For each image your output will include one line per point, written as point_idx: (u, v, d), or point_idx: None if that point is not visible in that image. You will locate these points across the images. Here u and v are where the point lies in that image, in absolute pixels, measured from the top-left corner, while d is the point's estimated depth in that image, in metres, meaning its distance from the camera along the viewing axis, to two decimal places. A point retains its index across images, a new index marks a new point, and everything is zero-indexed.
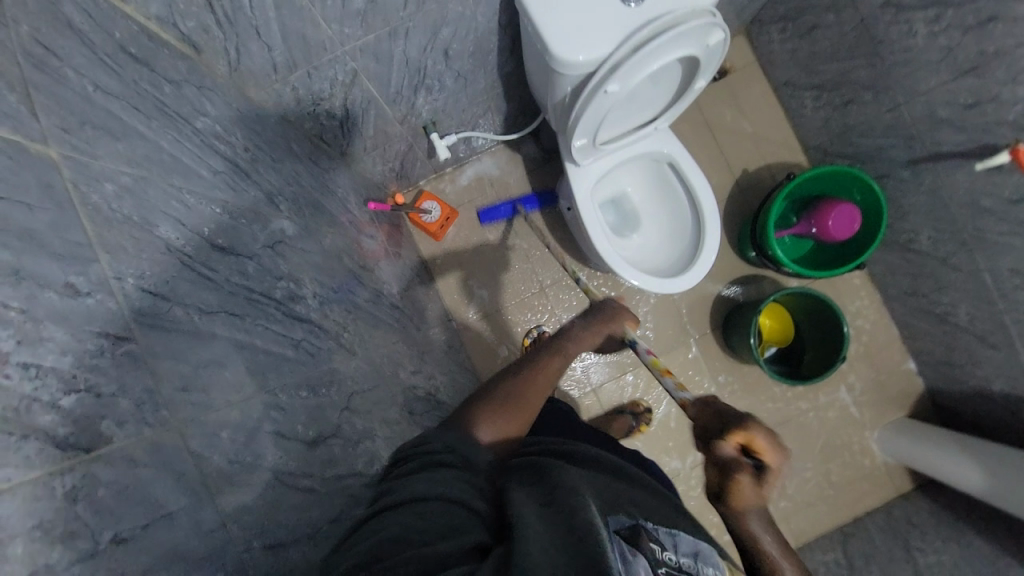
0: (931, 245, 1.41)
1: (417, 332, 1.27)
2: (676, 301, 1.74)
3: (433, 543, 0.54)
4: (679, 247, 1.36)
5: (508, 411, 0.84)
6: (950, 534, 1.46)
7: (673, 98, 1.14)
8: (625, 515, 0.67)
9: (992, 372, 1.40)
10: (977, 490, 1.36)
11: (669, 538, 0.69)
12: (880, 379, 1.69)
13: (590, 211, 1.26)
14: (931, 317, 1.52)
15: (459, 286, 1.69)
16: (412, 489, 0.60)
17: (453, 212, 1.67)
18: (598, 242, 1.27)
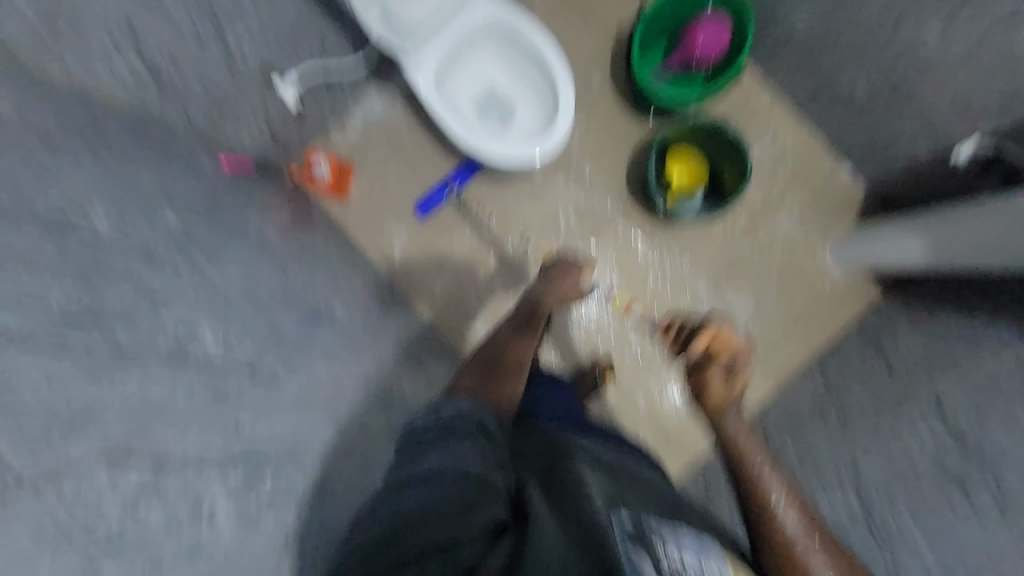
0: (809, 27, 1.32)
1: (319, 267, 1.29)
2: (591, 182, 1.70)
3: (448, 521, 0.65)
4: (548, 114, 1.33)
5: (495, 372, 1.01)
6: (920, 319, 1.38)
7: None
8: (631, 508, 0.73)
9: (912, 136, 1.30)
10: (922, 262, 1.29)
11: (671, 531, 0.71)
12: (819, 194, 1.61)
13: (442, 105, 1.24)
14: (842, 108, 1.43)
15: (378, 233, 1.71)
16: (429, 467, 0.70)
17: (347, 164, 1.69)
18: (462, 133, 1.25)
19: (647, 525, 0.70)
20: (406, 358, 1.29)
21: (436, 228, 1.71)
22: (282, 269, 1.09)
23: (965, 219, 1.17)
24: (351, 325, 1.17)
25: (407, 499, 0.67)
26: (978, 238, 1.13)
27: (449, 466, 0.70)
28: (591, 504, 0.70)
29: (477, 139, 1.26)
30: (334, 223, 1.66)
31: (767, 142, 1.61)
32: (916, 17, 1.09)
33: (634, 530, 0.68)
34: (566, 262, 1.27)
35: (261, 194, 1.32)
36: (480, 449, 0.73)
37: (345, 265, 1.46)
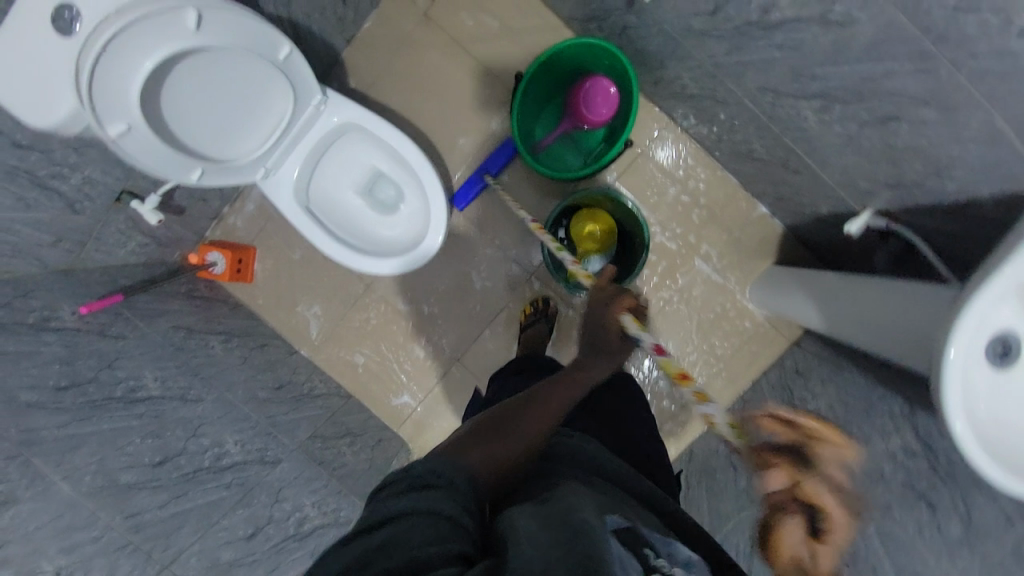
0: (697, 86, 1.19)
1: (214, 391, 1.25)
2: (510, 227, 1.63)
3: (419, 550, 0.52)
4: (428, 214, 1.24)
5: (495, 437, 0.74)
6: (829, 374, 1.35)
7: (283, 74, 1.02)
8: (624, 517, 0.67)
9: (811, 196, 1.21)
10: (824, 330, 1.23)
11: (663, 543, 0.66)
12: (734, 237, 1.52)
13: (304, 219, 1.20)
14: (744, 159, 1.33)
15: (290, 313, 1.65)
16: (395, 509, 0.56)
17: (246, 250, 1.61)
18: (328, 250, 1.21)
19: (639, 535, 0.65)
20: (311, 473, 1.31)
21: (348, 302, 1.66)
22: (158, 428, 1.07)
23: (859, 296, 1.10)
24: (240, 465, 1.17)
25: (371, 539, 0.54)
26: (869, 322, 1.05)
27: (413, 501, 0.56)
28: (585, 508, 0.62)
29: (345, 254, 1.21)
30: (243, 312, 1.61)
31: (678, 186, 1.51)
32: (788, 100, 0.97)
33: (626, 538, 0.62)
34: (601, 315, 0.97)
35: (148, 321, 1.27)
36: (450, 492, 0.59)
37: (254, 368, 1.44)
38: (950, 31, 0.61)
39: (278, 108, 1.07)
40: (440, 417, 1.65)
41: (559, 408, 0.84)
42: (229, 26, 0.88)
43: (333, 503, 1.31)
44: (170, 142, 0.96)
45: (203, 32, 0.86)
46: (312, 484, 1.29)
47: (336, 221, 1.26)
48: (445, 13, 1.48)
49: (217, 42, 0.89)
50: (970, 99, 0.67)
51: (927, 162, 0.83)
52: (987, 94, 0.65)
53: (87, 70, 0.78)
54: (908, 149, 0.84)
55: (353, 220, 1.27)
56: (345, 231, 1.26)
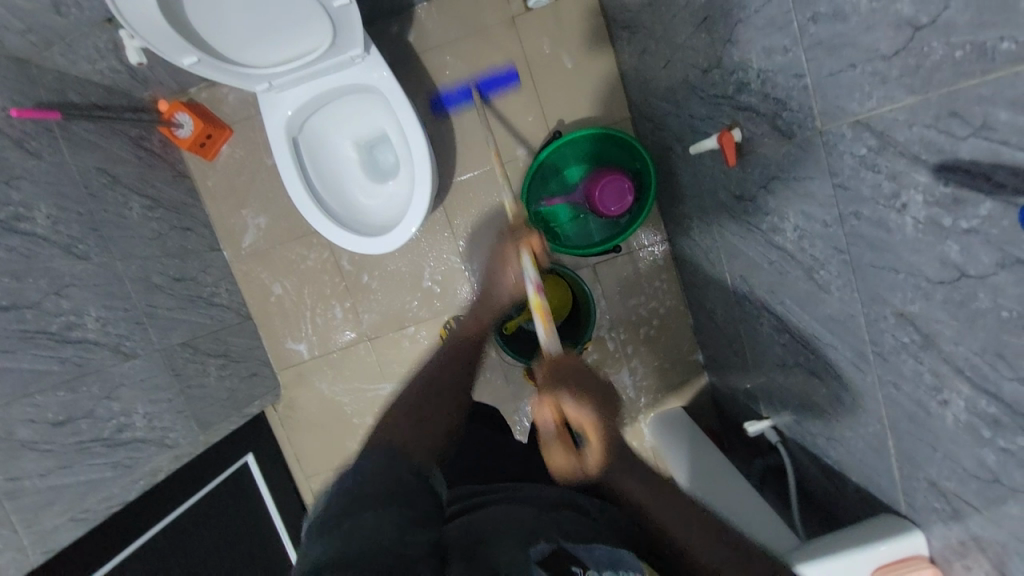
0: (700, 235, 1.20)
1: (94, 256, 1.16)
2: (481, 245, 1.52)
3: None
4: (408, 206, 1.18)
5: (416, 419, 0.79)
6: None
7: (327, 13, 0.95)
8: (550, 538, 0.65)
9: (738, 378, 1.26)
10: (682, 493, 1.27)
11: (588, 551, 0.64)
12: (664, 367, 1.55)
13: (283, 149, 1.11)
14: (704, 311, 1.37)
15: (232, 211, 1.53)
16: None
17: (220, 129, 1.48)
18: (293, 191, 1.12)
19: (566, 550, 0.63)
20: (160, 382, 1.24)
21: (292, 230, 1.53)
22: (22, 270, 1.01)
23: (732, 492, 1.12)
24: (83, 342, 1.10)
25: None
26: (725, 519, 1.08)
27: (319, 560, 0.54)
28: (500, 545, 0.61)
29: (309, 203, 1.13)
30: (184, 186, 1.48)
31: (643, 299, 1.52)
32: (759, 302, 1.00)
33: (553, 563, 0.60)
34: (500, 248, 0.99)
35: (75, 150, 1.18)
36: (358, 530, 0.57)
37: (157, 247, 1.32)
38: (889, 355, 0.66)
39: (310, 40, 1.01)
40: (323, 383, 1.57)
41: (461, 363, 0.91)
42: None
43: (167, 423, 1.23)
44: (173, 16, 0.89)
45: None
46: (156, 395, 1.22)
47: (316, 165, 1.18)
48: (529, 27, 1.44)
49: None
50: (879, 413, 0.72)
51: (826, 426, 0.89)
52: (894, 420, 0.69)
53: None
54: (819, 408, 0.90)
55: (336, 171, 1.22)
56: (320, 179, 1.18)
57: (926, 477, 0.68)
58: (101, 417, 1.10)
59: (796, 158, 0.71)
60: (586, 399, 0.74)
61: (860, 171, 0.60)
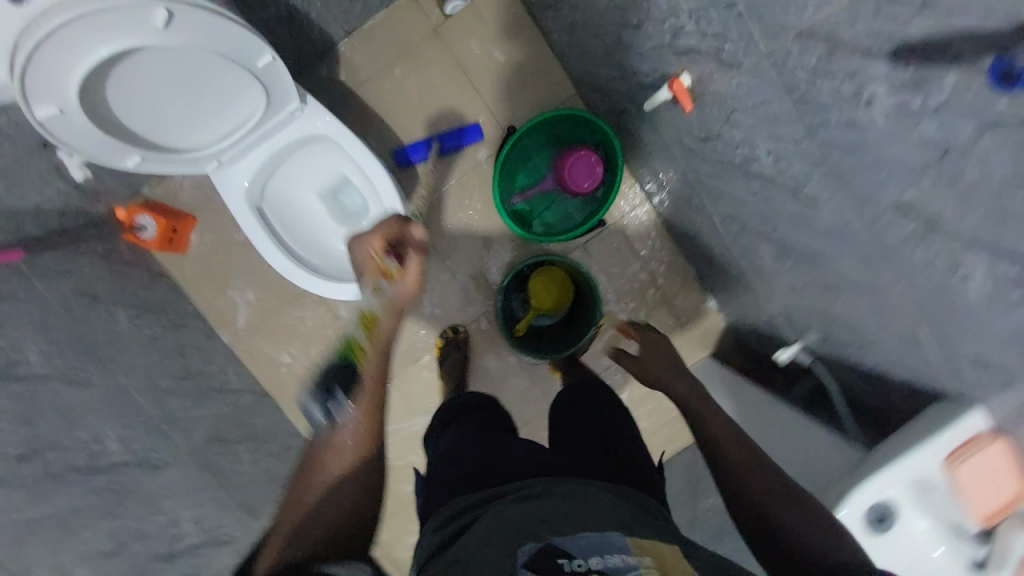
0: (677, 185, 1.20)
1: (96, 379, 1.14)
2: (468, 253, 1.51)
3: None
4: None
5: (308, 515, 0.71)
6: None
7: (254, 77, 0.93)
8: (535, 534, 0.59)
9: (754, 313, 1.25)
10: None
11: (578, 542, 0.57)
12: (680, 323, 1.55)
13: (250, 225, 1.11)
14: (703, 258, 1.36)
15: (219, 295, 1.51)
16: None
17: (184, 219, 1.47)
18: (275, 262, 1.14)
19: (554, 546, 0.56)
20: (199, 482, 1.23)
21: (282, 297, 1.52)
22: (32, 414, 0.99)
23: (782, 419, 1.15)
24: (111, 467, 1.10)
25: None
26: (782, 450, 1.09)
27: None
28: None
29: (294, 270, 1.14)
30: (164, 285, 1.47)
31: (640, 263, 1.52)
32: (753, 234, 0.99)
33: (542, 562, 0.55)
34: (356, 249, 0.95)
35: (48, 282, 1.16)
36: None
37: (156, 352, 1.31)
38: (897, 249, 0.66)
39: (247, 108, 1.00)
40: None
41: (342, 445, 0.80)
42: (204, 29, 0.81)
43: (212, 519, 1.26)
44: (107, 125, 0.88)
45: (173, 32, 0.78)
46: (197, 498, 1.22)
47: (287, 229, 1.18)
48: (454, 34, 1.43)
49: (185, 43, 0.81)
50: (901, 308, 0.72)
51: (854, 333, 0.89)
52: (920, 309, 0.69)
53: (20, 51, 0.70)
54: (842, 318, 0.89)
55: (307, 227, 1.20)
56: (296, 241, 1.19)
57: (966, 356, 0.68)
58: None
59: (749, 85, 0.71)
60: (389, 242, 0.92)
61: (816, 80, 0.60)
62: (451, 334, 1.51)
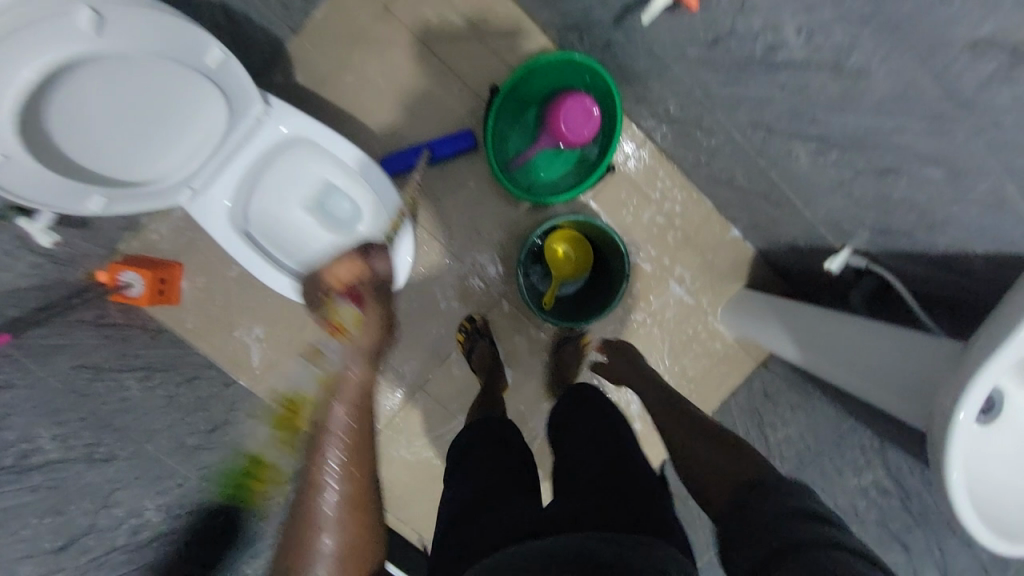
0: (682, 110, 1.12)
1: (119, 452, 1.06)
2: (474, 237, 1.45)
3: None
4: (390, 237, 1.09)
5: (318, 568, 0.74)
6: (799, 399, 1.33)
7: (210, 83, 0.87)
8: None
9: (787, 228, 1.18)
10: (791, 359, 1.22)
11: None
12: (707, 259, 1.46)
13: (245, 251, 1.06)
14: (721, 185, 1.28)
15: (226, 338, 1.42)
16: None
17: (171, 268, 1.38)
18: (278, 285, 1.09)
19: None
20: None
21: (292, 326, 1.43)
22: (64, 501, 0.93)
23: (833, 321, 1.09)
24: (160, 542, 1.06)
25: None
26: (841, 355, 1.03)
27: None
28: None
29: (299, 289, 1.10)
30: (167, 341, 1.38)
31: (654, 207, 1.43)
32: (782, 136, 0.91)
33: None
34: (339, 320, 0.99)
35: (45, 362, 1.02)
36: None
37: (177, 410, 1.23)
38: (976, 99, 0.57)
39: (212, 124, 0.94)
40: (400, 449, 1.49)
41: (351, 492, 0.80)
42: (138, 25, 0.74)
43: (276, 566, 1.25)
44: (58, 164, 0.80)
45: (107, 36, 0.72)
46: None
47: (285, 251, 1.13)
48: (408, 7, 1.33)
49: (124, 45, 0.75)
50: (982, 168, 0.64)
51: (919, 215, 0.81)
52: (1006, 163, 0.61)
53: None
54: (903, 201, 0.81)
55: (303, 244, 1.13)
56: (296, 260, 1.13)
57: None
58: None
59: None
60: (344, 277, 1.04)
61: None
62: (469, 324, 1.43)
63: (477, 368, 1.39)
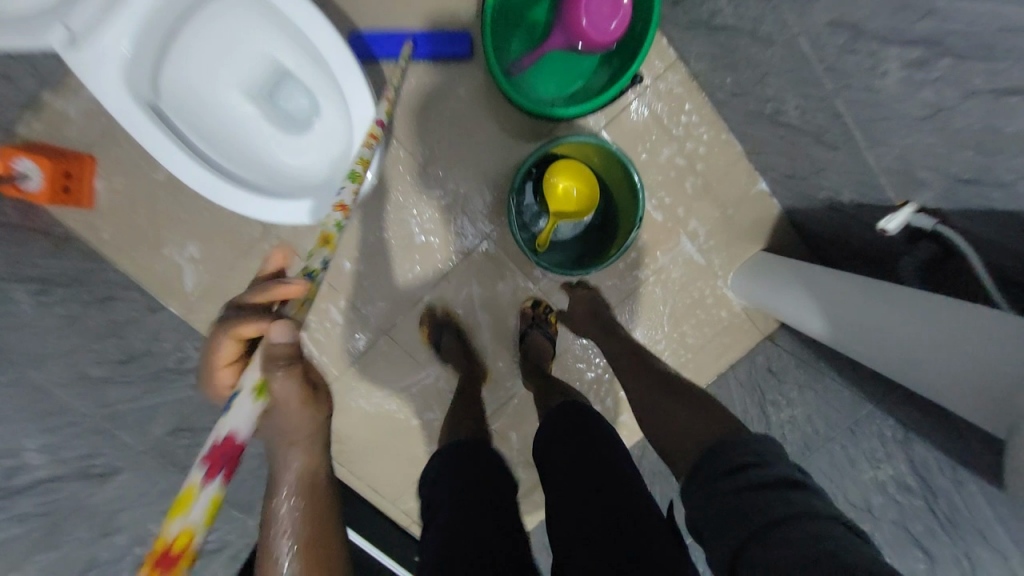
0: (736, 11, 0.90)
1: None
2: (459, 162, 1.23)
3: None
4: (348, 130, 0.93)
5: None
6: (810, 378, 1.18)
7: None
8: None
9: (835, 178, 0.98)
10: (813, 332, 1.05)
11: None
12: (727, 214, 1.27)
13: (148, 124, 0.78)
14: (763, 120, 1.06)
15: (152, 255, 1.18)
16: None
17: (78, 161, 1.13)
18: (190, 179, 0.81)
19: None
20: (169, 485, 0.96)
21: (235, 248, 1.19)
22: None
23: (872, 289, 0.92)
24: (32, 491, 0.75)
25: None
26: (875, 331, 0.88)
27: None
28: None
29: (220, 184, 0.82)
30: (77, 251, 1.12)
31: (675, 145, 1.21)
32: (870, 42, 0.71)
33: None
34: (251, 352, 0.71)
35: None
36: None
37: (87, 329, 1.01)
38: None
39: None
40: (357, 399, 1.31)
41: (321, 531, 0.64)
42: None
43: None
44: None
45: None
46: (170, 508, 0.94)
47: (206, 140, 0.87)
48: None
49: None
50: None
51: None
52: None
53: None
54: None
55: (236, 137, 0.91)
56: (222, 154, 0.88)
57: None
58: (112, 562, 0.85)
59: None
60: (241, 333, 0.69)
61: None
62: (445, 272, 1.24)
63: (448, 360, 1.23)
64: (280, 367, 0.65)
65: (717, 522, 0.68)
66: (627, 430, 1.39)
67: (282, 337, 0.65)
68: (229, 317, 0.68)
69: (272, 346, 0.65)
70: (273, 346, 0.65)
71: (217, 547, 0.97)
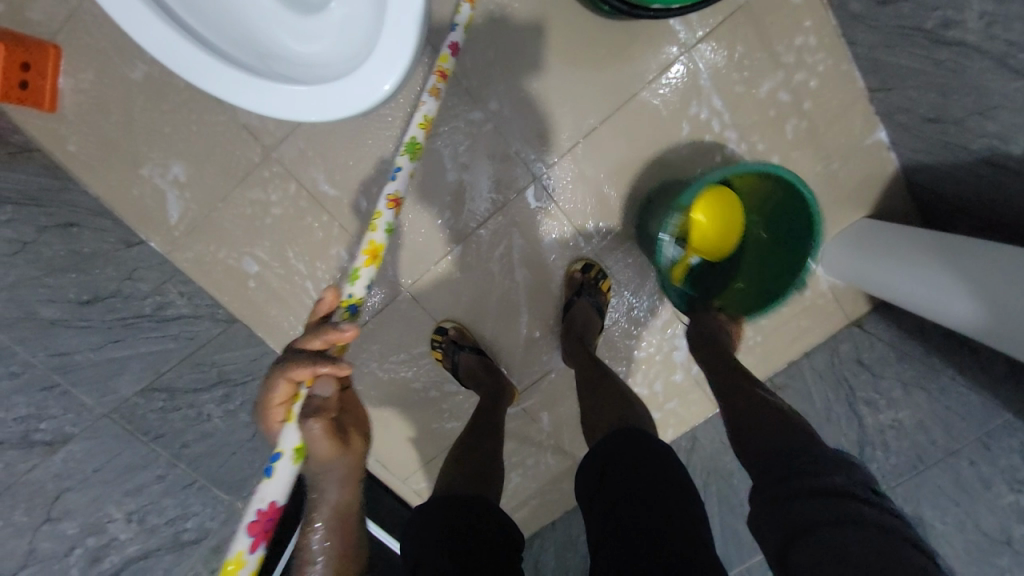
0: None
1: None
2: (511, 82, 1.01)
3: None
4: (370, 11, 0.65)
5: None
6: (917, 376, 0.97)
7: None
8: None
9: (1011, 120, 0.74)
10: (957, 319, 0.81)
11: None
12: (831, 169, 1.03)
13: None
14: (918, 39, 0.81)
15: (127, 175, 0.96)
16: None
17: (39, 51, 0.89)
18: (138, 32, 0.57)
19: None
20: (136, 459, 0.78)
21: (228, 174, 0.97)
22: None
23: None
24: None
25: None
26: None
27: None
28: None
29: (179, 47, 0.57)
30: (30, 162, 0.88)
31: (781, 75, 0.97)
32: None
33: None
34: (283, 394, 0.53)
35: None
36: None
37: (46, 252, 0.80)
38: None
39: None
40: (369, 363, 1.12)
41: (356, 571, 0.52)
42: None
43: (168, 515, 0.79)
44: None
45: None
46: (136, 488, 0.76)
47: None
48: None
49: None
50: None
51: None
52: None
53: None
54: None
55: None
56: (194, 10, 0.63)
57: None
58: (54, 558, 0.66)
59: None
60: (278, 380, 0.51)
61: None
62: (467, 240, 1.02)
63: (467, 385, 1.07)
64: (307, 416, 0.50)
65: (769, 522, 0.59)
66: (676, 420, 1.20)
67: (322, 390, 0.52)
68: (283, 360, 0.51)
69: (311, 402, 0.52)
70: (307, 401, 0.52)
71: (195, 538, 0.81)
